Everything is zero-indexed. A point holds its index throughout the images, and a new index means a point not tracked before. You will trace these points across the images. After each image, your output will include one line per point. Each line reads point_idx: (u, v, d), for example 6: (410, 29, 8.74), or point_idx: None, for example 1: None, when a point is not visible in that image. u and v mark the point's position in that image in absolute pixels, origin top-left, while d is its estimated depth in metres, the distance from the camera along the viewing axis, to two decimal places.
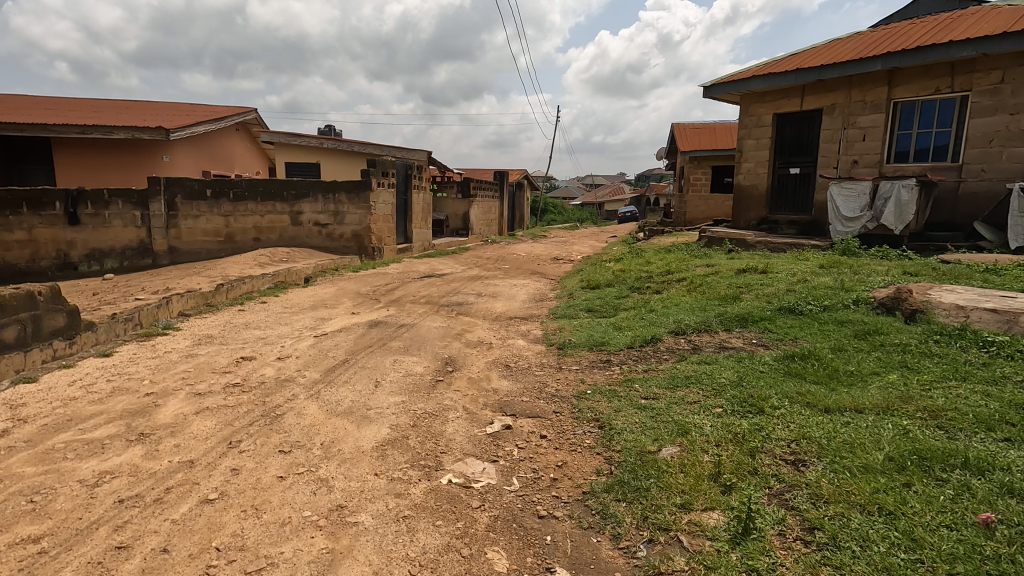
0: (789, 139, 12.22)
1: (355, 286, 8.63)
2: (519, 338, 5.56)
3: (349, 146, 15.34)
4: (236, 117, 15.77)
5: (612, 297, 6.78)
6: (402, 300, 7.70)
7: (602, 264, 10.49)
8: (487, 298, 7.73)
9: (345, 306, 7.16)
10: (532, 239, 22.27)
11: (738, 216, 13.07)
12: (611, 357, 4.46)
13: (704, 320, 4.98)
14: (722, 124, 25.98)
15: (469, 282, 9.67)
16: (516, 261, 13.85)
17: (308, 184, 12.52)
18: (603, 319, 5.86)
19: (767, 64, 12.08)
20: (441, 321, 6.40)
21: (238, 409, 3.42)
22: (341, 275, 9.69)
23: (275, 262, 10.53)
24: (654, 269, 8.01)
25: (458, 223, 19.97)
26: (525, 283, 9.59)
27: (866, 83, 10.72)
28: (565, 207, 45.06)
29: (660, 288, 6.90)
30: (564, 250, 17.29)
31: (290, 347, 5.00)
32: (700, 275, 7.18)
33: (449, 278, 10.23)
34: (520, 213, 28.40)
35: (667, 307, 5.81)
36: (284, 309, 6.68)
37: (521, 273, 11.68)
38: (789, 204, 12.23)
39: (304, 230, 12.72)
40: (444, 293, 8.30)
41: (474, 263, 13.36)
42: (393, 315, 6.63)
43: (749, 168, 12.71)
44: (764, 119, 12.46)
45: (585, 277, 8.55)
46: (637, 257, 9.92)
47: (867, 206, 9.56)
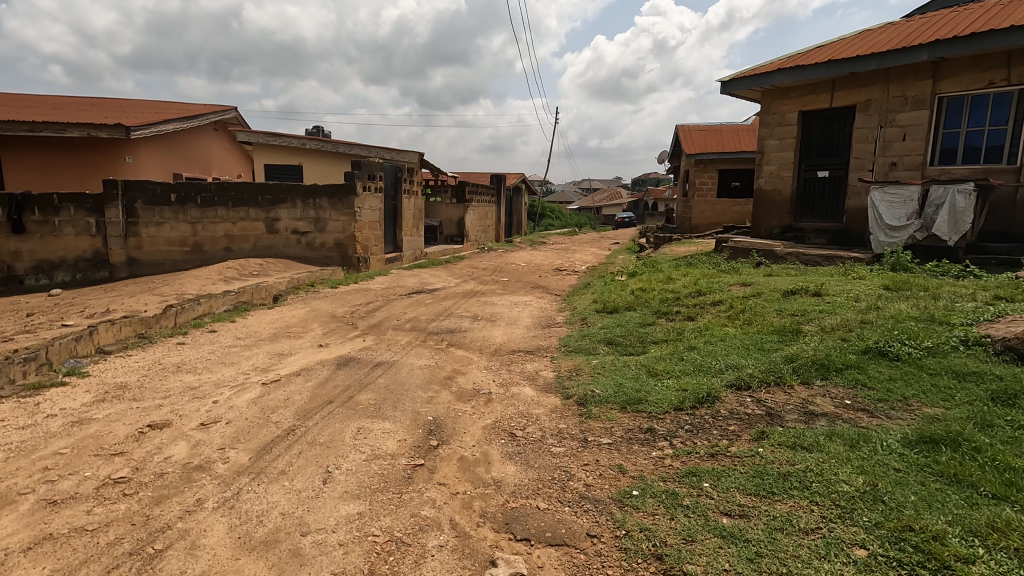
0: (815, 139, 11.11)
1: (329, 307, 7.41)
2: (525, 386, 4.36)
3: (334, 147, 14.15)
4: (211, 116, 14.54)
5: (636, 326, 5.60)
6: (383, 327, 6.49)
7: (613, 279, 9.31)
8: (484, 324, 6.52)
9: (313, 335, 5.93)
10: (530, 247, 21.08)
11: (758, 223, 11.95)
12: (655, 426, 3.26)
13: (771, 367, 3.78)
14: (728, 126, 24.88)
15: (463, 300, 8.45)
16: (515, 273, 12.64)
17: (286, 188, 11.30)
18: (630, 358, 4.68)
19: (792, 56, 10.95)
20: (428, 357, 5.19)
21: (100, 537, 2.21)
22: (317, 292, 8.48)
23: (244, 276, 9.31)
24: (681, 288, 6.84)
25: (453, 229, 18.75)
26: (528, 302, 8.41)
27: (908, 76, 9.61)
28: (562, 212, 43.95)
29: (693, 314, 5.73)
30: (566, 259, 16.11)
31: (226, 402, 3.79)
32: (741, 297, 6.00)
33: (440, 295, 9.04)
34: (517, 218, 27.24)
35: (711, 343, 4.62)
36: (236, 341, 5.46)
37: (522, 287, 10.50)
38: (816, 210, 11.13)
39: (280, 239, 11.49)
40: (434, 316, 7.09)
41: (469, 275, 12.19)
42: (368, 349, 5.41)
43: (770, 171, 11.60)
44: (788, 117, 11.33)
45: (597, 297, 7.36)
46: (653, 272, 8.74)
47: (915, 213, 8.42)
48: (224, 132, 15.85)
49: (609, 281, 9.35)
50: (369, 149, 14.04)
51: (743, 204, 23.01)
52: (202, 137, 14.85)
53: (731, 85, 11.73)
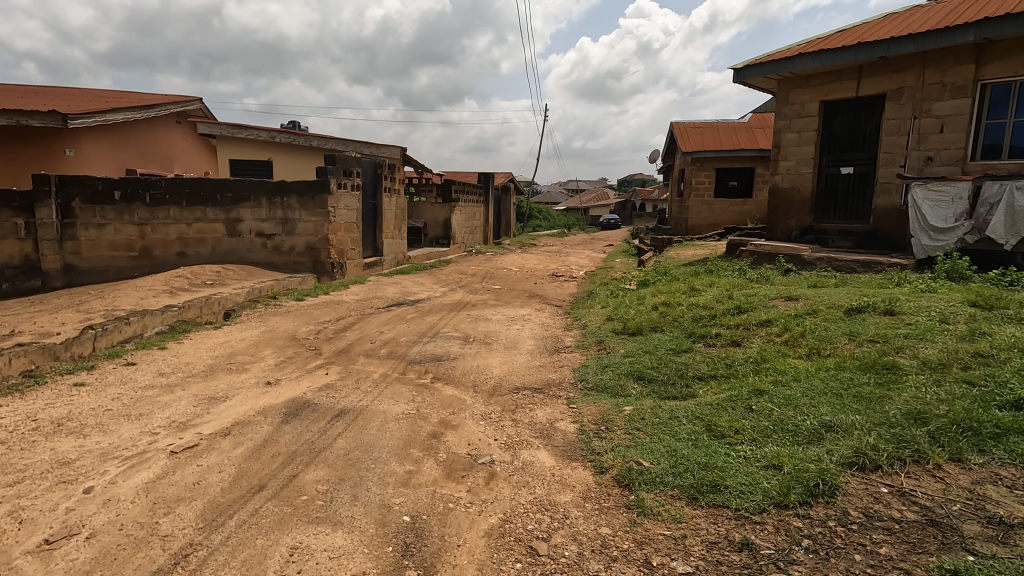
0: (838, 132, 10.12)
1: (290, 327, 6.17)
2: (539, 448, 3.19)
3: (307, 141, 12.86)
4: (170, 106, 13.16)
5: (670, 356, 4.48)
6: (353, 353, 5.27)
7: (621, 289, 8.18)
8: (478, 349, 5.34)
9: (261, 367, 4.69)
10: (521, 249, 19.94)
11: (773, 224, 10.95)
12: (753, 539, 2.12)
13: (894, 430, 2.65)
14: (725, 123, 23.94)
15: (452, 315, 7.26)
16: (508, 279, 11.47)
17: (249, 185, 10.00)
18: (674, 404, 3.54)
19: (814, 40, 9.93)
20: (407, 400, 3.99)
21: None
22: (279, 306, 7.23)
23: (195, 286, 8.00)
24: (713, 301, 5.72)
25: (438, 231, 17.50)
26: (525, 316, 7.26)
27: (946, 60, 8.64)
28: (550, 213, 42.94)
29: (738, 339, 4.62)
30: (560, 263, 14.97)
31: (102, 492, 2.56)
32: (793, 315, 4.89)
33: (425, 307, 7.84)
34: (505, 219, 26.10)
35: (783, 384, 3.50)
36: (158, 378, 4.21)
37: (517, 297, 9.33)
38: (839, 210, 10.16)
39: (244, 242, 10.19)
40: (416, 337, 5.88)
41: (457, 282, 11.00)
42: (327, 388, 4.20)
43: (788, 167, 10.59)
44: (807, 108, 10.32)
45: (608, 312, 6.24)
46: (665, 282, 7.67)
47: (964, 213, 7.39)
48: (188, 125, 14.46)
49: (614, 292, 8.26)
50: (345, 143, 12.78)
51: (741, 205, 22.12)
52: (162, 130, 13.47)
53: (745, 73, 10.70)
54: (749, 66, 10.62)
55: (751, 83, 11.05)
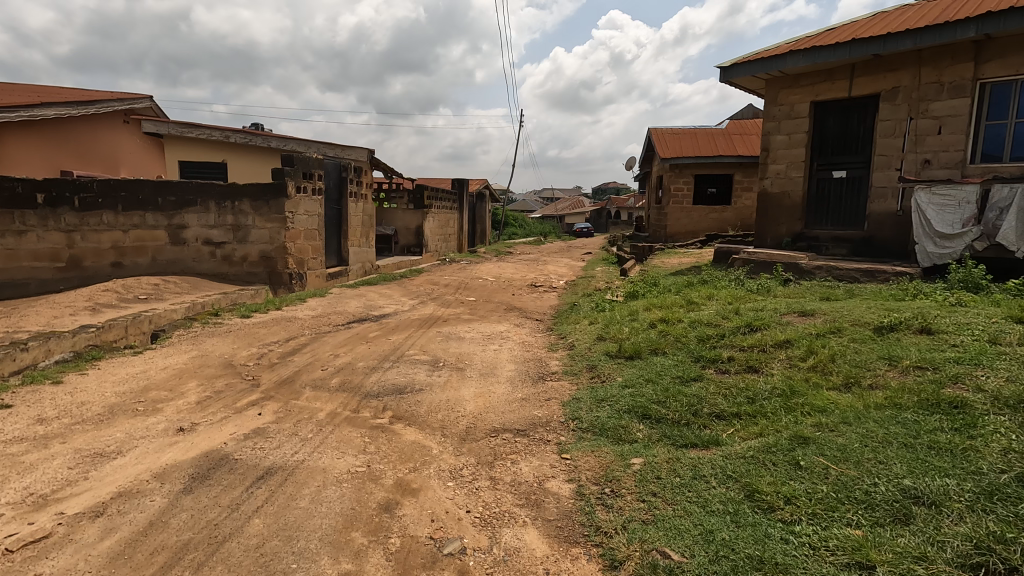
0: (830, 134, 9.66)
1: (228, 351, 5.24)
2: (527, 527, 2.40)
3: (265, 141, 11.88)
4: (113, 103, 12.04)
5: (678, 387, 3.74)
6: (297, 384, 4.39)
7: (608, 303, 7.45)
8: (449, 377, 4.52)
9: (177, 406, 3.79)
10: (497, 258, 19.14)
11: (762, 231, 10.42)
12: None
13: (1014, 508, 1.93)
14: (702, 129, 23.66)
15: (421, 333, 6.41)
16: (483, 290, 10.69)
17: (194, 188, 9.01)
18: (695, 456, 2.79)
19: (805, 38, 9.45)
20: (357, 452, 3.14)
21: None
22: (220, 324, 6.28)
23: (124, 302, 6.98)
24: (718, 317, 5.02)
25: (410, 239, 16.59)
26: (503, 334, 6.45)
27: (944, 58, 8.22)
28: (526, 221, 42.33)
29: (756, 365, 3.91)
30: (538, 272, 14.24)
31: None
32: (814, 334, 4.21)
33: (390, 324, 6.98)
34: (481, 227, 25.30)
35: (831, 428, 2.78)
36: (34, 428, 3.27)
37: (493, 310, 8.54)
38: (832, 216, 9.67)
39: (189, 251, 9.17)
40: (376, 362, 5.03)
41: (428, 294, 10.15)
42: (256, 435, 3.32)
43: (778, 171, 10.09)
44: (798, 109, 9.83)
45: (597, 329, 5.50)
46: (655, 294, 6.97)
47: (971, 218, 6.90)
48: (135, 125, 13.32)
49: (598, 307, 7.53)
50: (307, 144, 11.86)
51: (719, 212, 21.80)
52: (105, 129, 12.33)
53: (733, 72, 10.18)
54: (737, 65, 10.11)
55: (739, 83, 10.54)
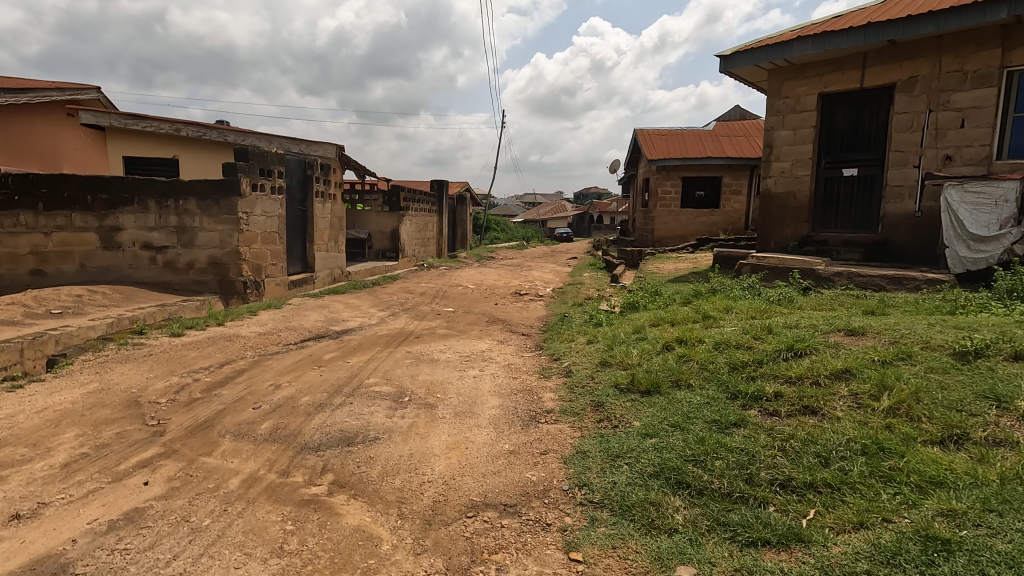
0: (838, 129, 8.90)
1: (137, 384, 4.17)
2: None
3: (221, 135, 10.76)
4: (49, 92, 10.77)
5: (718, 438, 2.83)
6: (214, 431, 3.36)
7: (605, 315, 6.53)
8: (415, 418, 3.53)
9: (29, 475, 2.73)
10: (478, 264, 18.16)
11: (765, 234, 9.63)
12: None
13: None
14: (690, 131, 23.01)
15: (387, 354, 5.42)
16: (462, 299, 9.73)
17: (131, 184, 7.88)
18: (775, 566, 1.86)
19: (813, 24, 8.69)
20: (268, 553, 2.14)
21: None
22: (141, 346, 5.19)
23: (31, 317, 5.84)
24: (747, 336, 4.11)
25: (385, 243, 15.51)
26: (484, 354, 5.48)
27: (967, 44, 7.51)
28: (508, 225, 41.44)
29: (815, 407, 3.01)
30: (522, 279, 13.30)
31: None
32: (879, 362, 3.33)
33: (352, 342, 5.94)
34: (461, 231, 24.28)
35: (974, 521, 1.87)
36: None
37: (474, 323, 7.56)
38: (841, 218, 8.91)
39: (124, 257, 8.03)
40: (325, 396, 4.02)
41: (402, 303, 9.15)
42: (124, 526, 2.29)
43: (782, 169, 9.31)
44: (804, 102, 9.06)
45: (597, 350, 4.57)
46: (658, 307, 6.07)
47: (1009, 219, 6.14)
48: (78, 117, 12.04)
49: (592, 320, 6.60)
50: (267, 139, 10.76)
51: (708, 215, 21.17)
52: (42, 119, 11.05)
53: (734, 62, 9.37)
54: (738, 54, 9.31)
55: (740, 74, 9.74)
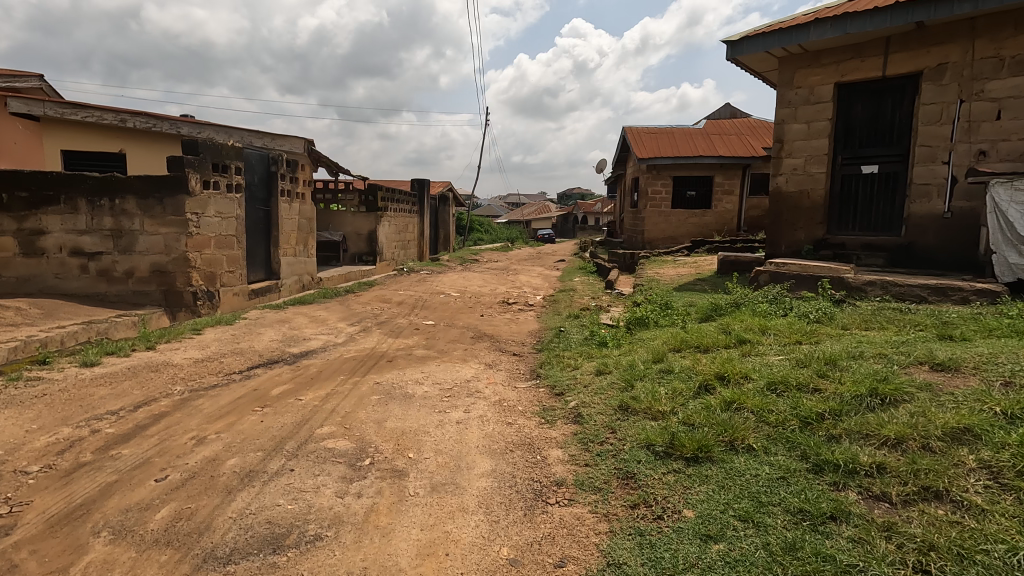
0: (857, 122, 8.12)
1: (7, 442, 3.13)
2: None
3: (174, 127, 9.66)
4: None
5: (815, 544, 1.92)
6: (87, 524, 2.37)
7: (609, 333, 5.63)
8: (378, 494, 2.59)
9: None
10: (461, 267, 17.18)
11: (775, 237, 8.84)
12: None
13: None
14: (680, 129, 22.31)
15: (352, 386, 4.44)
16: (444, 309, 8.78)
17: (56, 179, 6.83)
18: None
19: (830, 6, 7.90)
20: None
21: None
22: (37, 381, 4.12)
23: None
24: (805, 371, 3.23)
25: (362, 245, 14.46)
26: (470, 384, 4.54)
27: (1005, 26, 6.78)
28: (491, 226, 40.50)
29: (942, 489, 2.12)
30: (509, 285, 12.38)
31: None
32: (1007, 417, 2.45)
33: (311, 370, 4.95)
34: (444, 232, 23.28)
35: None
36: None
37: (458, 339, 6.62)
38: (860, 220, 8.13)
39: (49, 264, 6.97)
40: (261, 456, 3.04)
41: (376, 315, 8.16)
42: None
43: (794, 166, 8.53)
44: (818, 92, 8.27)
45: (611, 386, 3.65)
46: (673, 325, 5.19)
47: None
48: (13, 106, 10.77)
49: (595, 339, 5.70)
50: (226, 132, 9.67)
51: (699, 216, 20.50)
52: None
53: (742, 48, 8.55)
54: (747, 39, 8.49)
55: (747, 63, 8.94)
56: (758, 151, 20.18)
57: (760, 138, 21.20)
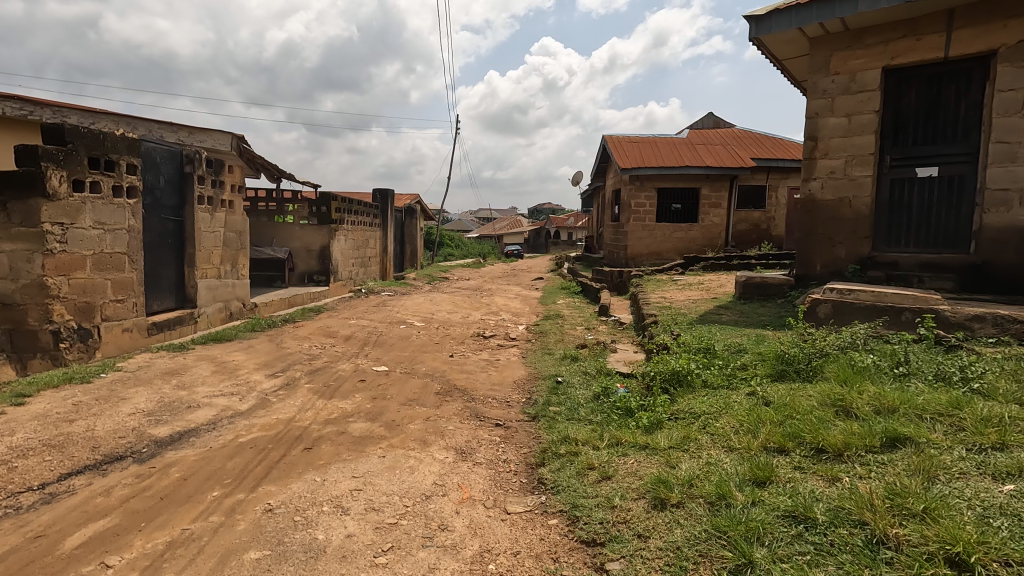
0: (908, 115, 6.68)
1: None
2: None
3: (59, 115, 7.61)
4: None
5: None
6: None
7: (639, 401, 3.89)
8: None
9: None
10: (429, 287, 15.29)
11: (807, 255, 7.33)
12: None
13: None
14: (662, 138, 21.04)
15: (222, 522, 2.54)
16: (402, 347, 6.90)
17: None
18: None
19: None
20: None
21: None
22: None
23: None
24: None
25: (312, 263, 12.45)
26: (429, 509, 2.70)
27: None
28: (463, 240, 38.67)
29: None
30: (484, 309, 10.56)
31: None
32: None
33: (172, 476, 3.04)
34: (410, 248, 21.35)
35: None
36: None
37: (416, 398, 4.77)
38: (915, 233, 6.65)
39: None
40: None
41: (311, 358, 6.23)
42: None
43: (831, 169, 7.06)
44: (860, 79, 6.83)
45: (703, 553, 1.88)
46: (737, 395, 3.46)
47: None
48: None
49: (616, 411, 3.92)
50: (129, 123, 7.68)
51: (685, 230, 19.13)
52: None
53: (767, 25, 7.05)
54: (773, 15, 6.99)
55: (770, 46, 7.48)
56: (745, 161, 18.98)
57: (747, 149, 20.07)
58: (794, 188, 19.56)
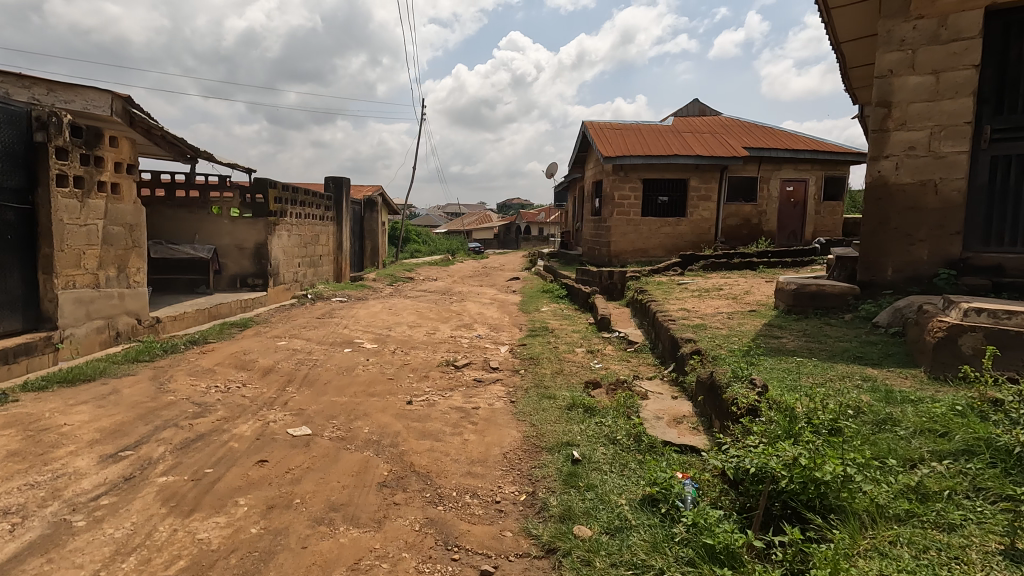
0: (1017, 71, 5.05)
1: None
2: None
3: None
4: None
5: None
6: None
7: (758, 541, 2.07)
8: None
9: None
10: (390, 291, 13.24)
11: (875, 255, 5.66)
12: None
13: None
14: (647, 125, 19.40)
15: None
16: (341, 387, 4.91)
17: None
18: None
19: None
20: None
21: None
22: None
23: None
24: None
25: (244, 263, 10.27)
26: None
27: None
28: (430, 236, 36.47)
29: None
30: (453, 321, 8.60)
31: None
32: None
33: None
34: (371, 244, 19.17)
35: None
36: None
37: (346, 505, 2.84)
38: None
39: None
40: None
41: (198, 413, 4.17)
42: None
43: (910, 144, 5.40)
44: (952, 25, 5.17)
45: None
46: (992, 568, 1.66)
47: None
48: None
49: (711, 565, 2.07)
50: None
51: (672, 225, 17.54)
52: None
53: None
54: None
55: None
56: (737, 150, 17.48)
57: (736, 137, 18.62)
58: (785, 180, 18.22)
